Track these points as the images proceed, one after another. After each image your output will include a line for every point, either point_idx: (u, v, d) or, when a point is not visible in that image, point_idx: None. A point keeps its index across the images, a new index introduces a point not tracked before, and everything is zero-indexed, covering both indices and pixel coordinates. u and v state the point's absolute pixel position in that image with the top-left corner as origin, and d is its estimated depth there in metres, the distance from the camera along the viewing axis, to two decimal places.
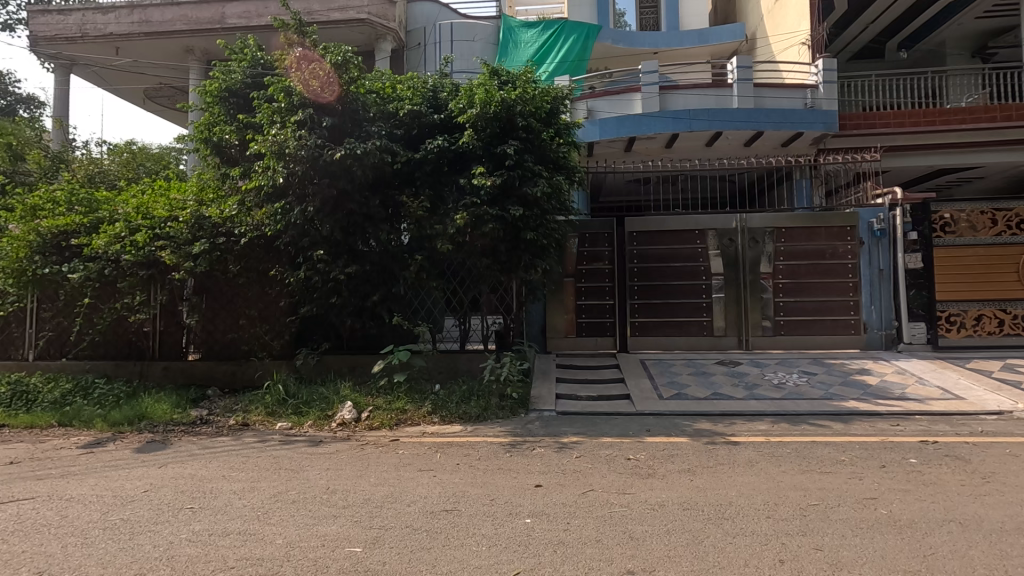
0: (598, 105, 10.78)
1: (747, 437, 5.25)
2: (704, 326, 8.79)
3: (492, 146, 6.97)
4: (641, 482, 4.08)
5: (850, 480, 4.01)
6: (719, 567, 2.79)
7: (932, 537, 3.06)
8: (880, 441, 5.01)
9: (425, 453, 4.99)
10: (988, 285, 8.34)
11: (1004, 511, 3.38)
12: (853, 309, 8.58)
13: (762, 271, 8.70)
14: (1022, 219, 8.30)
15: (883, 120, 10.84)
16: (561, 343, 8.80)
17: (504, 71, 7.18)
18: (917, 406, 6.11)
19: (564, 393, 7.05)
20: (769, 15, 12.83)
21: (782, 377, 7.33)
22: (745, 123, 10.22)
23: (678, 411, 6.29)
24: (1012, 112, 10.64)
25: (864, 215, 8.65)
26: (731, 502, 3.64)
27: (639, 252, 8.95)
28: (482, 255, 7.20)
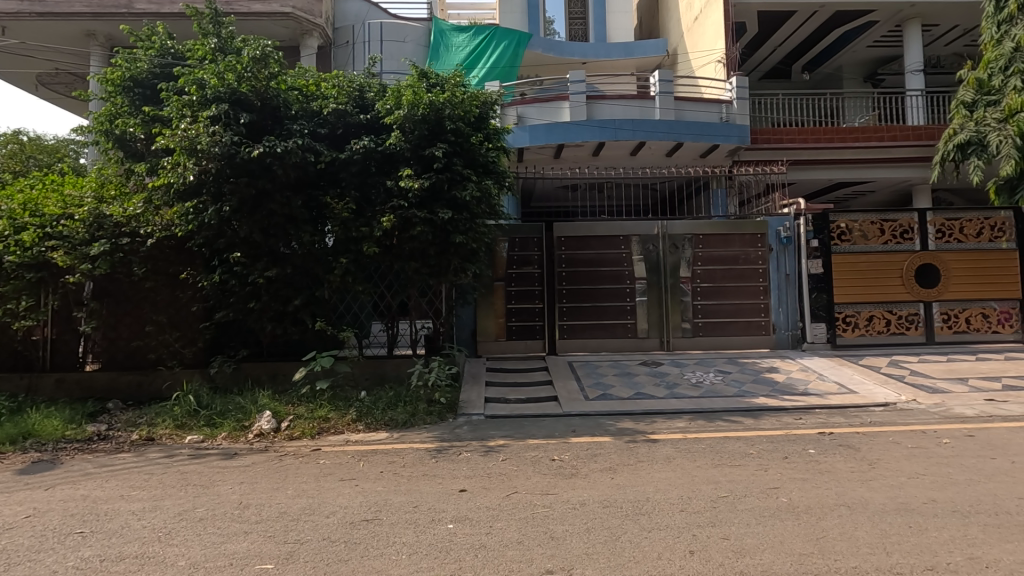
0: (528, 112, 10.93)
1: (667, 434, 5.47)
2: (629, 329, 9.11)
3: (420, 148, 6.90)
4: (564, 482, 4.16)
5: (756, 471, 4.28)
6: (635, 562, 2.88)
7: (826, 521, 3.32)
8: (784, 434, 5.39)
9: (348, 462, 4.84)
10: (879, 288, 9.11)
11: (887, 494, 3.73)
12: (763, 311, 9.20)
13: (682, 275, 9.13)
14: (906, 229, 9.18)
15: (790, 136, 11.71)
16: (491, 346, 8.87)
17: (433, 74, 7.14)
18: (817, 401, 6.61)
19: (494, 396, 7.08)
20: (689, 32, 13.54)
21: (699, 376, 7.71)
22: (667, 134, 10.71)
23: (602, 411, 6.48)
24: (898, 133, 11.84)
25: (772, 223, 9.29)
26: (648, 497, 3.78)
27: (567, 257, 9.12)
28: (410, 259, 7.10)
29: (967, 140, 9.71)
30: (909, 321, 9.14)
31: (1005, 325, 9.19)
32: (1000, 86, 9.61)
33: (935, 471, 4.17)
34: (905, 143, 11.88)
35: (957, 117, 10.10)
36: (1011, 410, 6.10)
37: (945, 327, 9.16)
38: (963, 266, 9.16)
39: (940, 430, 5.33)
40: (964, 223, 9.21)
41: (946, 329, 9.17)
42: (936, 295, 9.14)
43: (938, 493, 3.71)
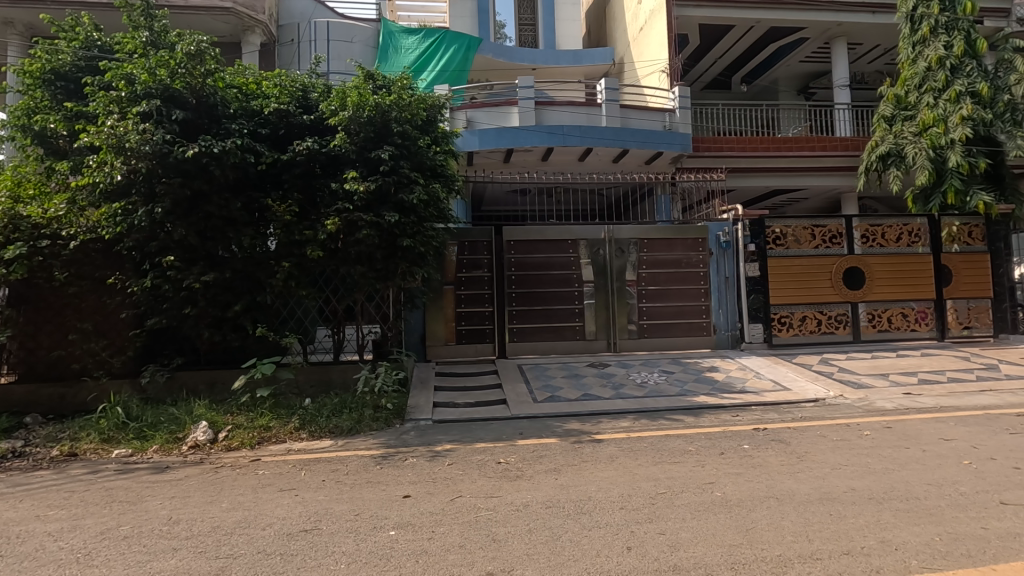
0: (477, 116, 10.99)
1: (611, 434, 5.59)
2: (577, 331, 9.25)
3: (366, 150, 6.79)
4: (509, 484, 4.19)
5: (694, 467, 4.44)
6: (575, 560, 2.94)
7: (756, 512, 3.48)
8: (722, 430, 5.61)
9: (288, 471, 4.70)
10: (810, 290, 9.61)
11: (812, 484, 3.95)
12: (705, 313, 9.57)
13: (627, 278, 9.36)
14: (835, 234, 9.74)
15: (729, 144, 12.22)
16: (441, 350, 8.83)
17: (379, 76, 7.07)
18: (753, 398, 6.91)
19: (442, 401, 7.04)
20: (635, 42, 13.93)
21: (644, 376, 7.94)
22: (613, 141, 10.97)
23: (550, 413, 6.56)
24: (828, 143, 12.56)
25: (712, 228, 9.72)
26: (590, 497, 3.86)
27: (516, 261, 9.19)
28: (356, 263, 6.94)
29: (888, 150, 10.49)
30: (838, 321, 9.69)
31: (922, 324, 9.85)
32: (915, 102, 10.43)
33: (856, 461, 4.45)
34: (834, 153, 12.61)
35: (878, 130, 10.83)
36: (925, 403, 6.58)
37: (870, 327, 9.76)
38: (885, 269, 9.79)
39: (862, 423, 5.69)
40: (886, 229, 9.86)
41: (871, 329, 9.76)
42: (861, 296, 9.73)
43: (858, 482, 3.96)
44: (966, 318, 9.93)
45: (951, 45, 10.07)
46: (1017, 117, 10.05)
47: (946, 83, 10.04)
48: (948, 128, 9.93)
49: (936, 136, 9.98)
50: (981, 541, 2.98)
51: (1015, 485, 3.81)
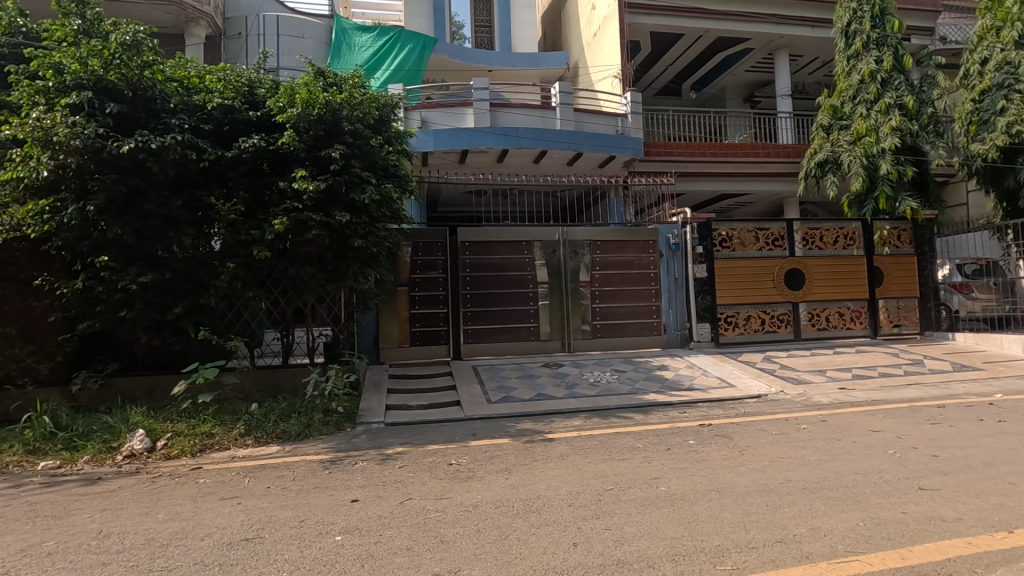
0: (432, 116, 10.93)
1: (562, 433, 5.67)
2: (532, 332, 9.32)
3: (316, 149, 6.65)
4: (460, 485, 4.18)
5: (641, 464, 4.55)
6: (521, 559, 2.97)
7: (698, 505, 3.61)
8: (669, 427, 5.77)
9: (230, 480, 4.54)
10: (754, 290, 10.01)
11: (751, 476, 4.12)
12: (655, 313, 9.82)
13: (581, 279, 9.51)
14: (777, 237, 10.18)
15: (679, 149, 12.60)
16: (394, 353, 8.72)
17: (331, 73, 6.94)
18: (700, 395, 7.15)
19: (395, 404, 6.95)
20: (589, 47, 14.18)
21: (597, 375, 8.08)
22: (567, 144, 11.11)
23: (504, 414, 6.58)
24: (771, 150, 13.19)
25: (663, 230, 9.99)
26: (540, 495, 3.90)
27: (471, 262, 9.17)
28: (306, 263, 6.77)
29: (826, 158, 11.05)
30: (781, 320, 10.13)
31: (857, 322, 10.41)
32: (850, 112, 11.03)
33: (792, 454, 4.67)
34: (776, 159, 13.24)
35: (817, 138, 11.39)
36: (858, 397, 6.97)
37: (810, 325, 10.25)
38: (824, 270, 10.29)
39: (799, 417, 5.97)
40: (824, 233, 10.36)
41: (810, 327, 10.25)
42: (802, 296, 10.20)
43: (793, 473, 4.16)
44: (896, 317, 10.55)
45: (881, 60, 10.73)
46: (938, 129, 10.81)
47: (877, 95, 10.68)
48: (878, 137, 10.58)
49: (868, 144, 10.60)
50: (901, 524, 3.18)
51: (933, 471, 4.08)
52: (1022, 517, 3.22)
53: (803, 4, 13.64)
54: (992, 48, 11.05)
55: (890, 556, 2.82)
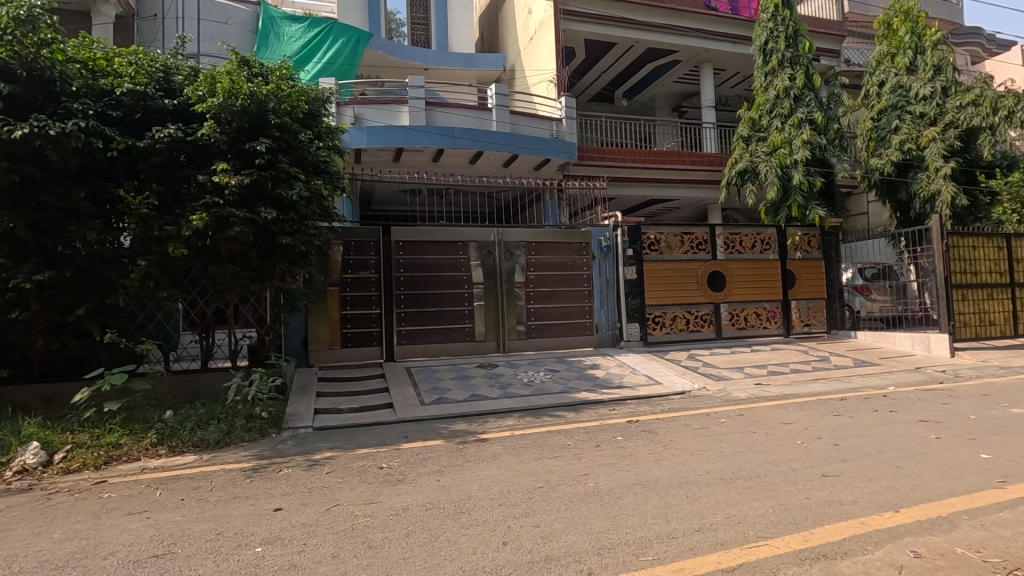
0: (365, 113, 10.69)
1: (496, 433, 5.70)
2: (467, 333, 9.30)
3: (240, 141, 6.32)
4: (390, 489, 4.11)
5: (571, 461, 4.65)
6: (450, 560, 2.95)
7: (624, 499, 3.73)
8: (599, 424, 5.93)
9: (139, 493, 4.23)
10: (680, 291, 10.48)
11: (673, 470, 4.31)
12: (588, 313, 10.07)
13: (516, 280, 9.59)
14: (701, 241, 10.70)
15: (611, 155, 12.99)
16: (324, 355, 8.44)
17: (256, 63, 6.64)
18: (629, 393, 7.39)
19: (324, 407, 6.73)
20: (526, 51, 14.33)
21: (531, 375, 8.18)
22: (503, 146, 11.17)
23: (437, 415, 6.53)
24: (696, 158, 13.81)
25: (595, 233, 10.24)
26: (471, 495, 3.90)
27: (405, 262, 9.04)
28: (228, 262, 6.43)
29: (745, 167, 11.80)
30: (704, 320, 10.66)
31: (772, 322, 11.11)
32: (767, 125, 11.81)
33: (712, 446, 4.93)
34: (701, 167, 13.88)
35: (738, 148, 12.12)
36: (771, 392, 7.45)
37: (731, 325, 10.85)
38: (743, 273, 10.92)
39: (720, 412, 6.30)
40: (743, 237, 10.98)
41: (731, 326, 10.85)
42: (723, 297, 10.78)
43: (712, 465, 4.39)
44: (807, 317, 11.36)
45: (794, 78, 11.56)
46: (843, 144, 11.78)
47: (790, 110, 11.52)
48: (791, 149, 11.44)
49: (783, 155, 11.42)
50: (804, 509, 3.43)
51: (834, 459, 4.44)
52: (907, 498, 3.56)
53: (725, 21, 14.42)
54: (887, 72, 12.15)
55: (795, 539, 3.04)
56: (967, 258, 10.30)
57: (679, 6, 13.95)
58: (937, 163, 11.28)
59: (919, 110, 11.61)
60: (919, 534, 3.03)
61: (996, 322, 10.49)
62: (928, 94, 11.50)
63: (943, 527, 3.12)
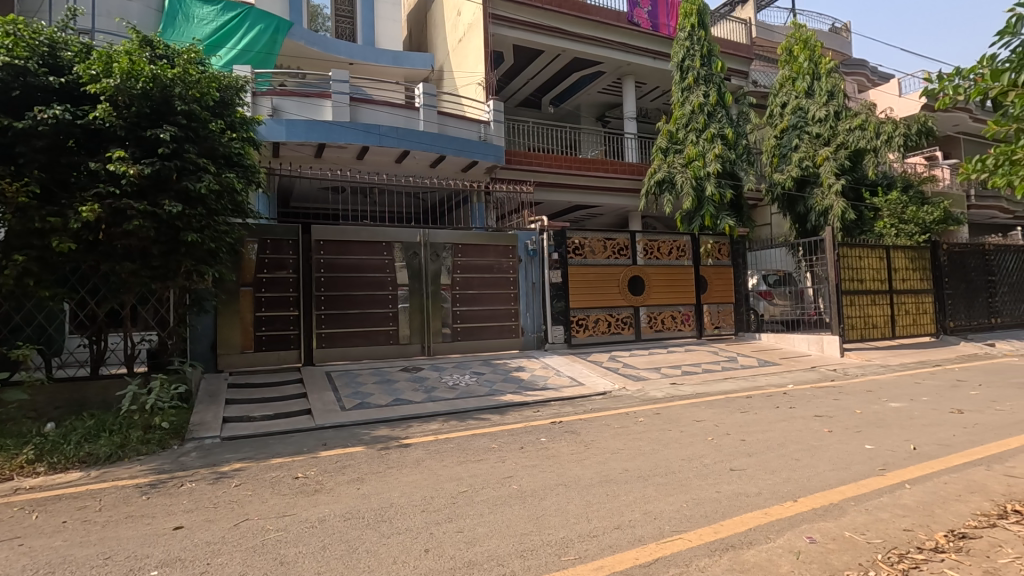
0: (285, 105, 10.25)
1: (419, 438, 5.59)
2: (391, 335, 9.08)
3: (140, 128, 5.81)
4: (306, 500, 3.91)
5: (495, 463, 4.65)
6: (369, 571, 2.85)
7: (547, 500, 3.77)
8: (523, 426, 5.97)
9: (10, 517, 3.75)
10: (602, 295, 10.81)
11: (594, 469, 4.42)
12: (514, 316, 10.13)
13: (442, 282, 9.47)
14: (622, 247, 11.10)
15: (538, 160, 13.18)
16: (235, 360, 7.94)
17: (160, 44, 6.15)
18: (553, 394, 7.51)
19: (234, 415, 6.30)
20: (454, 53, 14.28)
21: (456, 378, 8.10)
22: (430, 146, 11.02)
23: (358, 421, 6.31)
24: (619, 167, 14.32)
25: (522, 237, 10.34)
26: (392, 503, 3.79)
27: (326, 262, 8.68)
28: (125, 259, 5.89)
29: (664, 177, 12.42)
30: (625, 322, 11.05)
31: (686, 325, 11.70)
32: (683, 138, 12.48)
33: (630, 445, 5.10)
34: (623, 176, 14.41)
35: (657, 159, 12.73)
36: (686, 391, 7.84)
37: (649, 327, 11.32)
38: (660, 278, 11.45)
39: (638, 411, 6.54)
40: (661, 244, 11.50)
41: (649, 329, 11.33)
42: (642, 301, 11.24)
43: (630, 463, 4.54)
44: (717, 320, 12.07)
45: (708, 95, 12.28)
46: (750, 159, 12.67)
47: (704, 125, 12.22)
48: (705, 162, 12.15)
49: (697, 167, 12.12)
50: (714, 502, 3.63)
51: (740, 454, 4.73)
52: (804, 488, 3.85)
53: (646, 37, 15.09)
54: (789, 95, 13.21)
55: (706, 531, 3.19)
56: (854, 267, 11.39)
57: (604, 19, 14.44)
58: (830, 181, 12.40)
59: (815, 131, 12.72)
60: (814, 521, 3.29)
61: (877, 324, 11.68)
62: (823, 117, 12.61)
63: (833, 513, 3.40)
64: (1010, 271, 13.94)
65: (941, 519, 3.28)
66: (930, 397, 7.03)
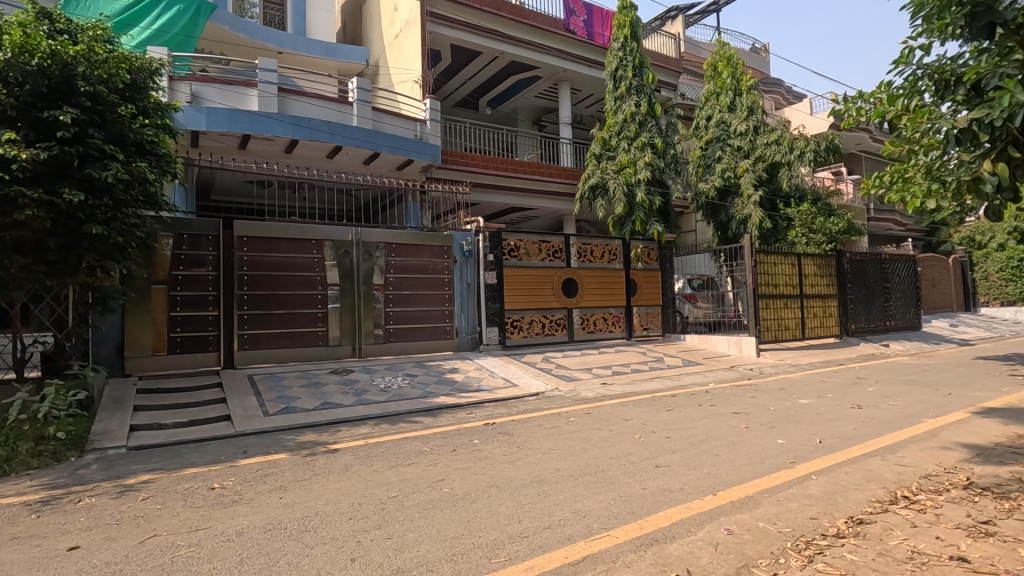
0: (206, 92, 9.73)
1: (348, 442, 5.41)
2: (319, 336, 8.74)
3: (36, 108, 5.29)
4: (223, 512, 3.68)
5: (426, 467, 4.58)
6: None
7: (478, 503, 3.75)
8: (456, 428, 5.92)
9: None
10: (536, 297, 10.93)
11: (526, 469, 4.44)
12: (448, 317, 10.04)
13: (375, 282, 9.23)
14: (556, 249, 11.28)
15: (474, 161, 13.15)
16: (145, 363, 7.36)
17: (61, 18, 5.62)
18: (487, 396, 7.51)
19: (143, 423, 5.84)
20: (390, 48, 14.01)
21: (388, 380, 7.92)
22: (364, 142, 10.72)
23: (283, 426, 6.02)
24: (554, 171, 14.54)
25: (457, 237, 10.27)
26: (317, 512, 3.64)
27: (249, 259, 8.24)
28: (14, 252, 5.35)
29: (597, 183, 12.77)
30: (558, 323, 11.22)
31: (617, 326, 12.04)
32: (615, 145, 12.86)
33: (561, 445, 5.18)
34: (558, 179, 14.64)
35: (591, 164, 13.05)
36: (616, 391, 8.07)
37: (582, 328, 11.56)
38: (592, 281, 11.73)
39: (569, 411, 6.65)
40: (594, 248, 11.79)
41: (582, 330, 11.57)
42: (575, 303, 11.47)
43: (561, 463, 4.60)
44: (646, 321, 12.51)
45: (639, 105, 12.73)
46: (677, 168, 13.26)
47: (635, 134, 12.66)
48: (636, 169, 12.58)
49: (628, 174, 12.54)
50: (641, 499, 3.75)
51: (665, 450, 4.91)
52: (723, 482, 4.05)
53: (582, 45, 15.44)
54: (713, 109, 13.94)
55: (632, 527, 3.29)
56: (770, 273, 12.17)
57: (541, 24, 14.64)
58: (749, 192, 13.17)
59: (736, 144, 13.50)
60: (731, 513, 3.46)
61: (789, 326, 12.52)
62: (743, 131, 13.36)
63: (749, 505, 3.61)
64: (903, 279, 15.40)
65: (842, 507, 3.55)
66: (834, 394, 7.63)
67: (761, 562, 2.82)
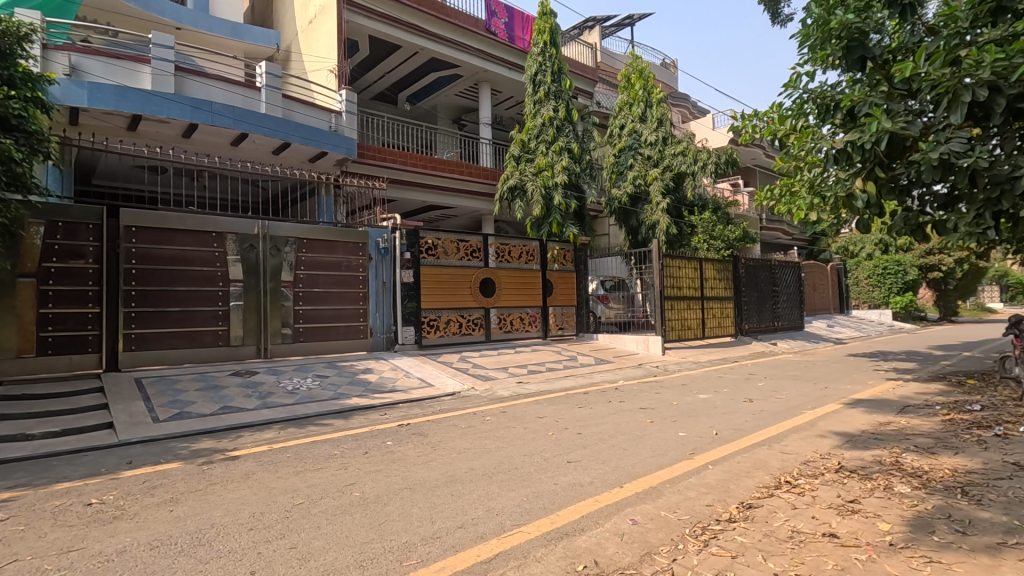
0: (87, 64, 8.78)
1: (249, 448, 5.09)
2: (219, 336, 8.16)
3: None
4: (102, 529, 3.33)
5: (336, 471, 4.40)
6: None
7: (390, 506, 3.66)
8: (369, 431, 5.75)
9: None
10: (454, 296, 10.87)
11: (440, 470, 4.41)
12: (362, 316, 9.74)
13: (283, 278, 8.76)
14: (474, 249, 11.28)
15: (391, 156, 12.86)
16: (8, 366, 6.50)
17: None
18: (401, 396, 7.37)
19: (3, 435, 5.15)
20: (303, 34, 13.36)
21: (296, 382, 7.54)
22: (273, 132, 10.18)
23: (175, 433, 5.56)
24: (473, 171, 14.54)
25: (372, 234, 9.99)
26: (213, 524, 3.39)
27: (138, 252, 7.53)
28: None
29: (515, 184, 12.92)
30: (475, 323, 11.23)
31: (533, 325, 12.25)
32: (534, 148, 13.06)
33: (476, 444, 5.18)
34: (477, 179, 14.66)
35: (509, 166, 13.16)
36: (531, 389, 8.21)
37: (499, 328, 11.64)
38: (510, 281, 11.85)
39: (485, 411, 6.68)
40: (512, 248, 11.92)
41: (499, 329, 11.65)
42: (492, 302, 11.53)
43: (475, 462, 4.60)
44: (561, 321, 12.82)
45: (557, 110, 13.03)
46: (592, 173, 13.73)
47: (553, 138, 12.95)
48: (553, 172, 12.87)
49: (546, 177, 12.78)
50: (552, 494, 3.84)
51: (577, 446, 5.07)
52: (629, 474, 4.24)
53: (502, 47, 15.58)
54: (626, 118, 14.56)
55: (544, 523, 3.35)
56: (676, 275, 12.90)
57: (462, 23, 14.60)
58: (657, 199, 13.94)
59: (646, 152, 14.21)
60: (637, 504, 3.63)
61: (691, 326, 13.36)
62: (653, 141, 14.10)
63: (652, 495, 3.80)
64: (789, 283, 16.89)
65: (733, 493, 3.84)
66: (729, 389, 8.23)
67: (662, 549, 2.98)
